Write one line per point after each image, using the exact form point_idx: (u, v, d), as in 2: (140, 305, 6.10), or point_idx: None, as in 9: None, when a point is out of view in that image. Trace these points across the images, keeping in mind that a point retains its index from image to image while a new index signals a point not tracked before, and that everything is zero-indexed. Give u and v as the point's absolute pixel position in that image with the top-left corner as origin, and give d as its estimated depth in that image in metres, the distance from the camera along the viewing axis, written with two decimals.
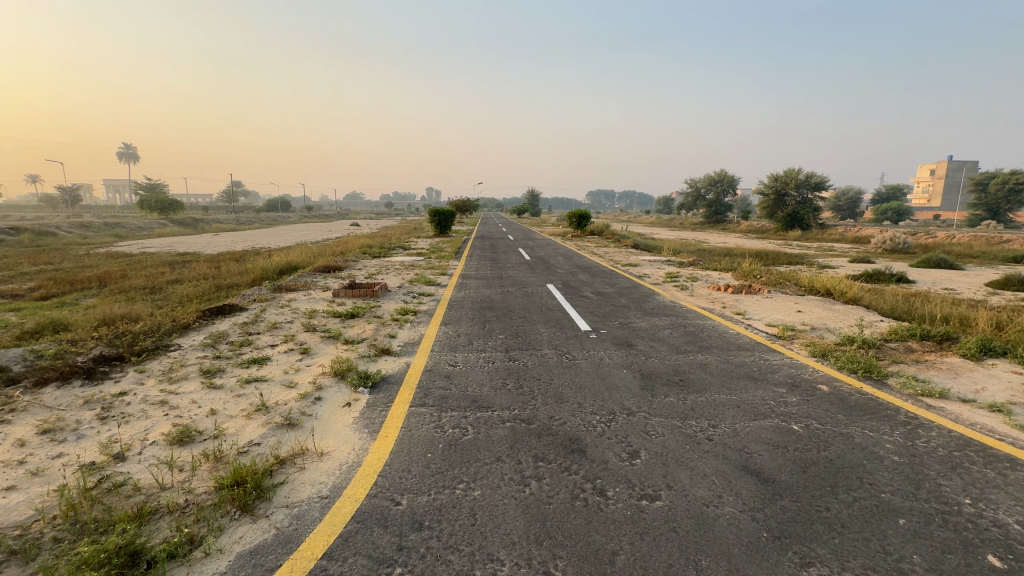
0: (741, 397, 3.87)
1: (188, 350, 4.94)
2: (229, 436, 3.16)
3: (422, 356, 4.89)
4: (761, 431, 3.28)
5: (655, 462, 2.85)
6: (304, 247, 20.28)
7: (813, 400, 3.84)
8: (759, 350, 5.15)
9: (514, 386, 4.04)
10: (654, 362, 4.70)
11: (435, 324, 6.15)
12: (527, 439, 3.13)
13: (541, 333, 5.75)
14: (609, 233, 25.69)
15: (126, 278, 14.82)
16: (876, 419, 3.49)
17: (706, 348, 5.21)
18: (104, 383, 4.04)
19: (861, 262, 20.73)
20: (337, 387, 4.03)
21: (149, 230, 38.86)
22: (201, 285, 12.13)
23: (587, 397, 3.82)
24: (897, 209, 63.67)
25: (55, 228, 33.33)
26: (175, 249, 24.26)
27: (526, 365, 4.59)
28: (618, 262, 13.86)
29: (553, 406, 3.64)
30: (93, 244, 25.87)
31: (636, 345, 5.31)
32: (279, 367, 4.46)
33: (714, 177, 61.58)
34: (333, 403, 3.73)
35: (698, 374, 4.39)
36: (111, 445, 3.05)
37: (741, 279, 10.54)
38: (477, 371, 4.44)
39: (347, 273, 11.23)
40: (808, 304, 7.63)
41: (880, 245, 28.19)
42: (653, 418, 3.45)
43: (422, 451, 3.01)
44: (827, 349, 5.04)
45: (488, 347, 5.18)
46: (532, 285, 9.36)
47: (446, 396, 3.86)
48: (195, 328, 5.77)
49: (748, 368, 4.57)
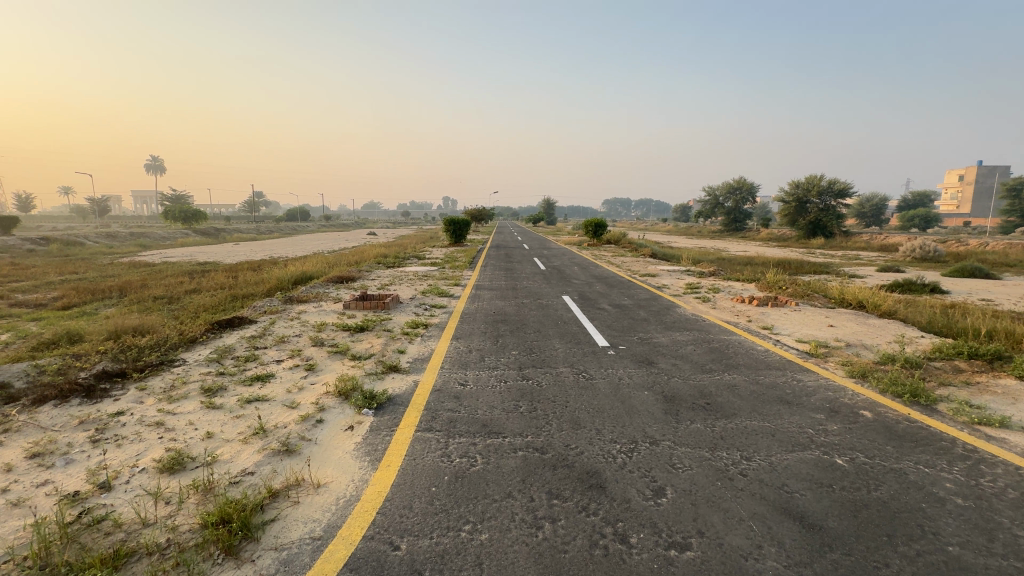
0: (775, 424, 3.54)
1: (192, 366, 4.81)
2: (222, 463, 2.96)
3: (431, 373, 4.66)
4: (801, 465, 2.95)
5: (682, 502, 2.55)
6: (320, 256, 20.38)
7: (855, 429, 3.48)
8: (791, 370, 4.79)
9: (527, 410, 3.77)
10: (677, 383, 4.39)
11: (446, 339, 5.93)
12: (540, 472, 2.87)
13: (556, 349, 5.48)
14: (625, 242, 25.27)
15: (146, 287, 15.02)
16: (930, 452, 3.12)
17: (733, 367, 4.88)
18: (103, 401, 3.91)
19: (890, 271, 19.92)
20: (341, 408, 3.82)
21: (173, 240, 39.70)
22: (217, 294, 12.18)
23: (605, 422, 3.54)
24: (925, 216, 61.72)
25: (82, 238, 34.28)
26: (196, 258, 24.72)
27: (540, 385, 4.32)
28: (635, 272, 13.52)
29: (569, 432, 3.37)
30: (117, 255, 26.47)
31: (657, 363, 5.00)
32: (282, 386, 4.28)
33: (733, 185, 60.57)
34: (334, 426, 3.51)
35: (726, 397, 4.06)
36: (99, 471, 2.88)
37: (765, 290, 10.12)
38: (488, 391, 4.18)
39: (360, 283, 11.14)
40: (839, 317, 7.21)
41: (909, 253, 27.18)
42: (678, 448, 3.15)
43: (426, 484, 2.76)
44: (866, 369, 4.66)
45: (501, 364, 4.92)
46: (547, 297, 9.10)
47: (454, 419, 3.62)
48: (202, 342, 5.66)
49: (780, 390, 4.23)
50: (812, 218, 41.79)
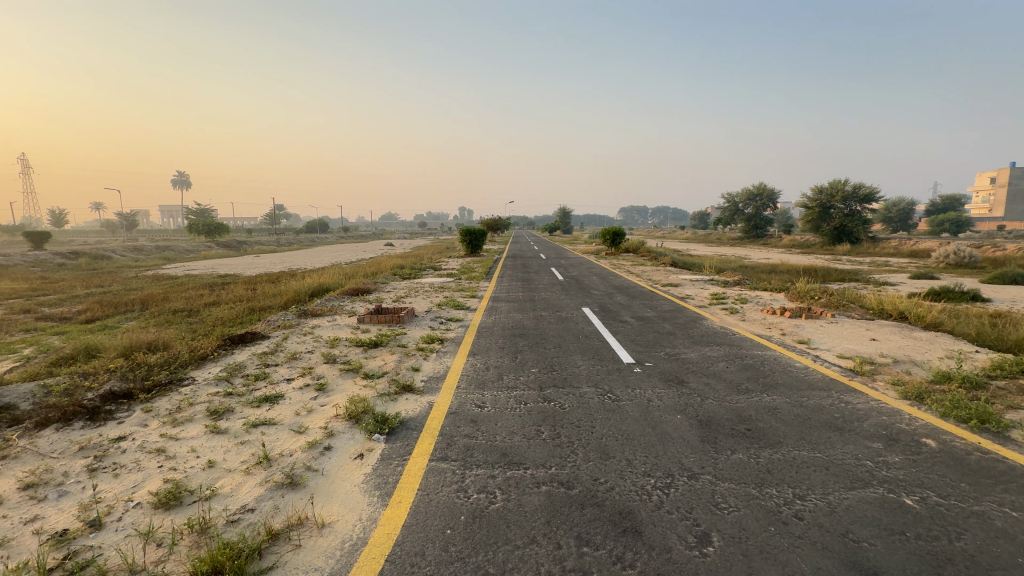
0: (828, 455, 3.17)
1: (201, 385, 4.64)
2: (221, 497, 2.74)
3: (447, 394, 4.40)
4: (864, 507, 2.59)
5: (732, 553, 2.23)
6: (336, 268, 20.40)
7: (921, 461, 3.09)
8: (837, 391, 4.41)
9: (550, 436, 3.47)
10: (712, 406, 4.04)
11: (462, 356, 5.67)
12: (567, 513, 2.57)
13: (578, 366, 5.18)
14: (644, 250, 24.76)
15: (167, 300, 15.17)
16: (1015, 491, 2.72)
17: (771, 387, 4.51)
18: (106, 425, 3.74)
19: (924, 279, 19.08)
20: (350, 433, 3.58)
21: (196, 253, 40.58)
22: (235, 307, 12.16)
23: (637, 452, 3.22)
24: (956, 220, 59.60)
25: (111, 252, 35.17)
26: (218, 271, 25.16)
27: (563, 408, 4.02)
28: (656, 281, 13.12)
29: (597, 464, 3.07)
30: (141, 268, 26.98)
31: (688, 383, 4.65)
32: (291, 408, 4.07)
33: (753, 191, 59.43)
34: (343, 454, 3.27)
35: (768, 422, 3.70)
36: (90, 506, 2.67)
37: (795, 300, 9.66)
38: (507, 414, 3.90)
39: (376, 296, 11.01)
40: (881, 330, 6.74)
41: (942, 259, 26.11)
42: (721, 483, 2.82)
43: (441, 526, 2.49)
44: (922, 390, 4.24)
45: (520, 384, 4.64)
46: (567, 309, 8.80)
47: (471, 447, 3.34)
48: (213, 359, 5.51)
49: (828, 415, 3.85)
50: (837, 224, 40.64)
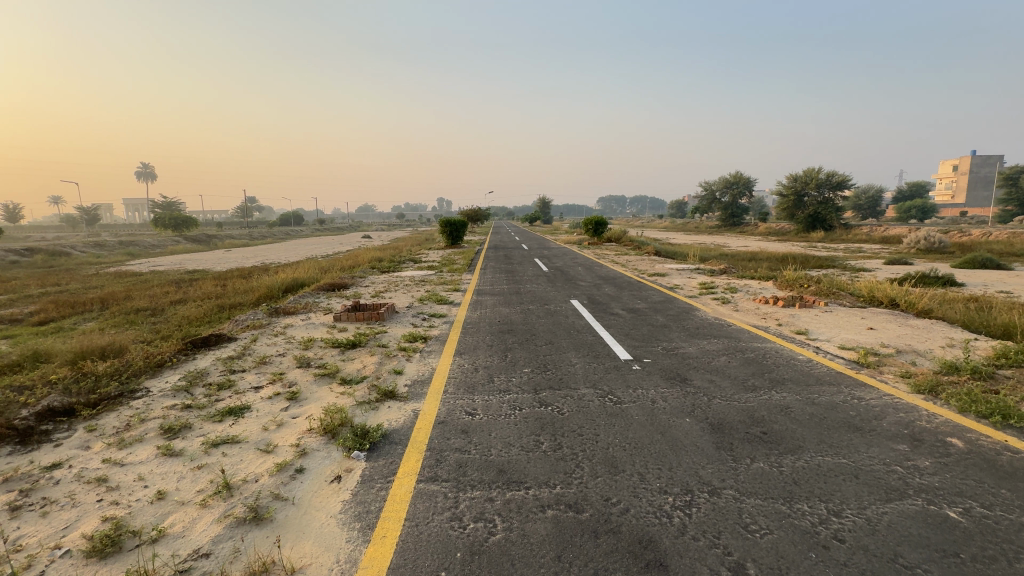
0: (854, 461, 2.92)
1: (155, 398, 4.12)
2: (170, 540, 2.31)
3: (433, 401, 4.00)
4: (906, 523, 2.33)
5: None
6: (311, 262, 19.56)
7: (953, 465, 2.85)
8: (846, 385, 4.19)
9: (550, 448, 3.13)
10: (721, 406, 3.76)
11: (447, 356, 5.27)
12: (578, 543, 2.23)
13: (574, 365, 4.85)
14: (626, 240, 24.66)
15: (130, 299, 14.22)
16: None
17: (779, 383, 4.26)
18: (39, 450, 3.24)
19: (900, 264, 19.44)
20: (326, 451, 3.16)
21: (162, 248, 38.85)
22: (203, 304, 11.48)
23: (648, 463, 2.91)
24: (922, 207, 61.72)
25: (69, 248, 33.26)
26: (186, 266, 24.08)
27: (561, 414, 3.68)
28: (642, 271, 12.87)
29: (607, 480, 2.74)
30: (104, 264, 25.61)
31: (692, 381, 4.36)
32: (257, 423, 3.61)
33: (730, 179, 59.84)
34: (317, 478, 2.86)
35: (783, 424, 3.43)
36: (7, 557, 2.21)
37: (785, 289, 9.54)
38: (502, 423, 3.54)
39: (353, 291, 10.49)
40: (877, 319, 6.60)
41: (913, 244, 26.81)
42: (747, 499, 2.53)
43: (434, 567, 2.12)
44: (935, 384, 4.05)
45: (513, 387, 4.28)
46: (555, 302, 8.47)
47: (464, 464, 2.98)
48: (171, 366, 4.96)
49: (843, 413, 3.61)
50: (811, 211, 41.38)
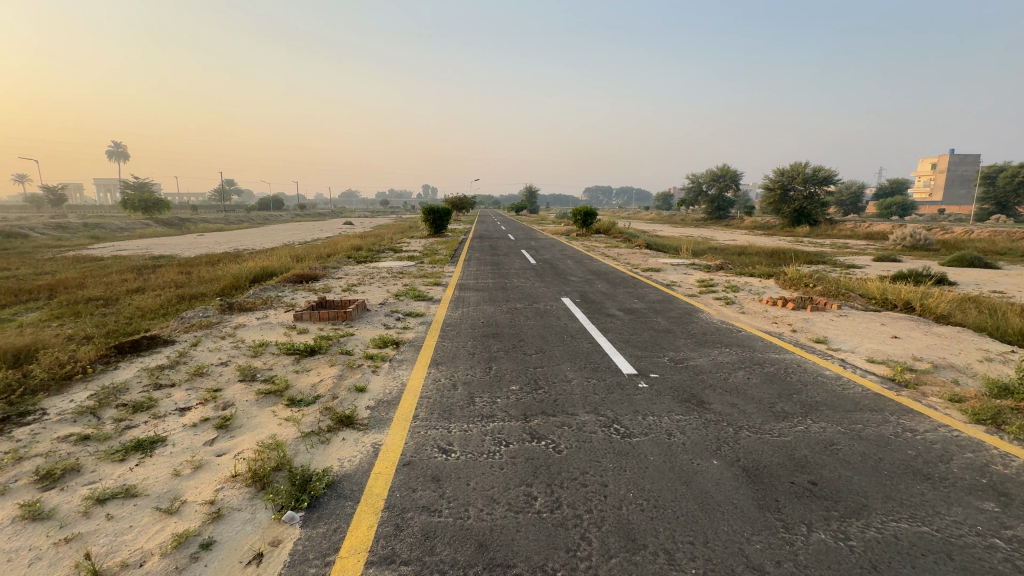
0: (938, 530, 2.25)
1: (48, 425, 3.27)
2: None
3: (400, 432, 3.22)
4: None
5: None
6: (287, 249, 18.43)
7: None
8: (891, 412, 3.55)
9: (545, 507, 2.41)
10: (752, 442, 3.07)
11: (421, 368, 4.48)
12: None
13: (571, 381, 4.12)
14: (615, 232, 24.02)
15: (82, 288, 13.00)
16: None
17: (813, 408, 3.59)
18: None
19: (890, 261, 19.22)
20: (247, 512, 2.36)
21: (131, 232, 36.98)
22: (160, 295, 10.43)
23: (676, 535, 2.20)
24: (903, 203, 62.57)
25: (29, 229, 31.26)
26: (150, 252, 22.60)
27: (558, 452, 2.95)
28: (634, 266, 12.19)
29: (624, 564, 2.03)
30: (63, 249, 23.96)
31: (711, 405, 3.67)
32: (169, 464, 2.80)
33: (716, 171, 59.55)
34: (228, 559, 2.08)
35: (833, 470, 2.76)
36: None
37: (788, 287, 9.01)
38: (484, 467, 2.78)
39: (323, 283, 9.58)
40: (897, 325, 6.02)
41: (899, 242, 26.72)
42: None
43: None
44: (996, 411, 3.44)
45: (498, 412, 3.53)
46: (544, 300, 7.71)
47: (435, 535, 2.22)
48: (82, 381, 4.07)
49: (901, 454, 2.96)
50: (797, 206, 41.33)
